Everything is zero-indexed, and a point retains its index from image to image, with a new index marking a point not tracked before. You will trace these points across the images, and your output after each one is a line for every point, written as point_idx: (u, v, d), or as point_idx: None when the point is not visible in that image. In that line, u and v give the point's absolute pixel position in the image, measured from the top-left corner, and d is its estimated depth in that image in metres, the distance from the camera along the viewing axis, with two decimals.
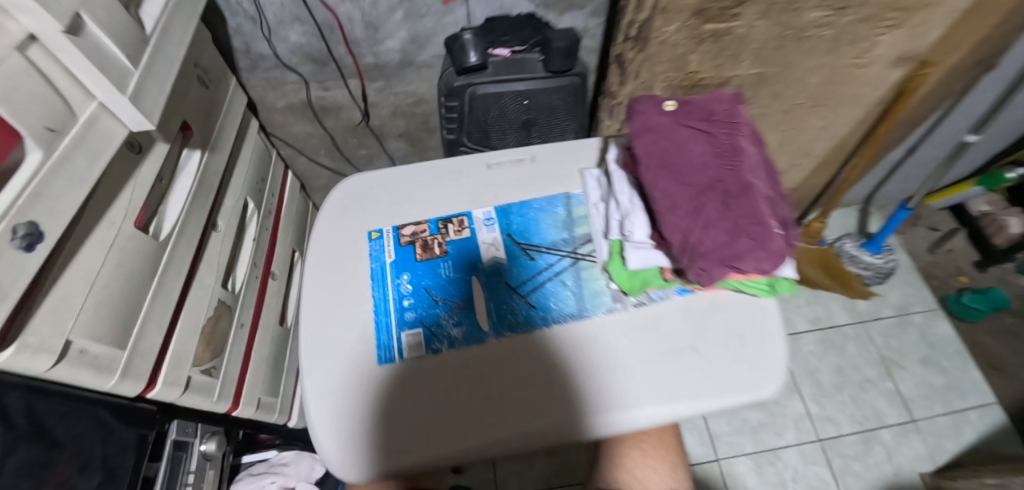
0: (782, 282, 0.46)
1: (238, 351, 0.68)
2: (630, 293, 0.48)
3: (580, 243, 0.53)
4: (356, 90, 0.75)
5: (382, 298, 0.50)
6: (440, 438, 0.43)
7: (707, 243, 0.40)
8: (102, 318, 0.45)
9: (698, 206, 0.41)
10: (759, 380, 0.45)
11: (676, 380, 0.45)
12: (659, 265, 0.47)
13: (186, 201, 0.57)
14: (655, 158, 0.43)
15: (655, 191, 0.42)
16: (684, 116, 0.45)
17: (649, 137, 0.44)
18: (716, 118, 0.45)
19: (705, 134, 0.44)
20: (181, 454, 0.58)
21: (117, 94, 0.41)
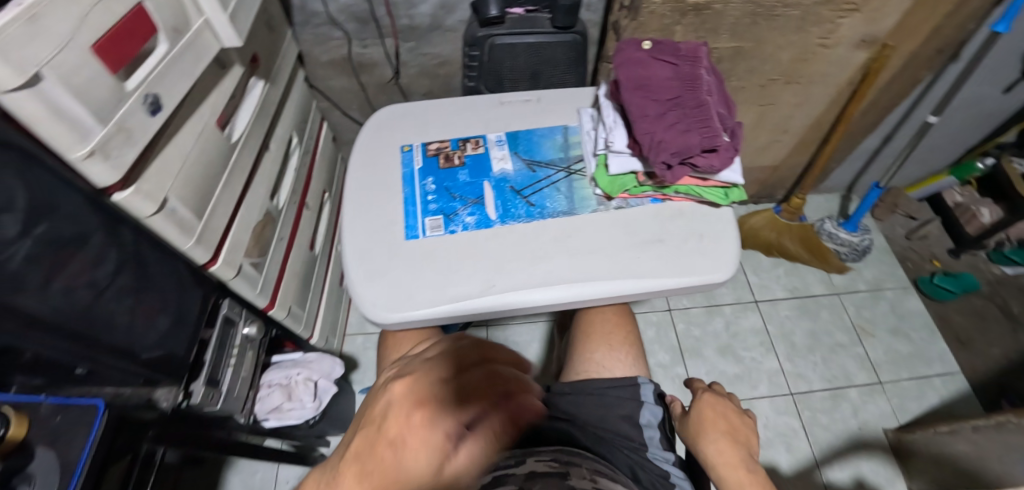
0: (734, 190, 0.58)
1: (278, 258, 0.79)
2: (611, 194, 0.59)
3: (574, 162, 0.64)
4: (391, 49, 0.88)
5: (411, 193, 0.61)
6: (450, 293, 0.53)
7: (669, 143, 0.52)
8: (187, 189, 0.56)
9: (665, 117, 0.53)
10: (712, 267, 0.55)
11: (642, 263, 0.55)
12: (634, 170, 0.58)
13: (251, 117, 0.69)
14: (632, 82, 0.56)
15: (631, 106, 0.54)
16: (657, 52, 0.57)
17: (629, 67, 0.56)
18: (682, 54, 0.57)
19: (672, 66, 0.56)
20: (228, 330, 0.68)
21: (220, 12, 0.55)
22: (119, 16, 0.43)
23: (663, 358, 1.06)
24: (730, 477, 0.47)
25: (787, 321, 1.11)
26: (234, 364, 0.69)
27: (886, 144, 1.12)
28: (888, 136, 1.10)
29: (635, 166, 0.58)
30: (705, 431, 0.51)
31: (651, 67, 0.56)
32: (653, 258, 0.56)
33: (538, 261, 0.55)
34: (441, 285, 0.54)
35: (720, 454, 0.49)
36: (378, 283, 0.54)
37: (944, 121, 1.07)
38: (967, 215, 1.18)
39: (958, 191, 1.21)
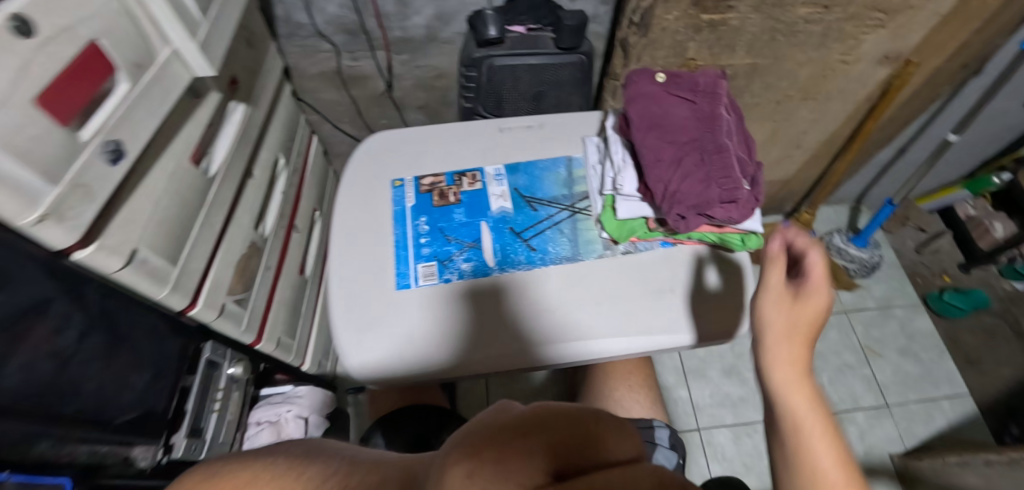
0: (752, 236, 0.53)
1: (264, 289, 0.75)
2: (619, 240, 0.55)
3: (579, 199, 0.59)
4: (383, 61, 0.82)
5: (402, 235, 0.57)
6: (449, 349, 0.49)
7: (685, 192, 0.49)
8: (159, 236, 0.51)
9: (679, 160, 0.50)
10: (728, 320, 0.52)
11: (654, 315, 0.51)
12: (645, 216, 0.54)
13: (230, 146, 0.64)
14: (644, 122, 0.52)
15: (643, 149, 0.51)
16: (673, 86, 0.53)
17: (642, 104, 0.52)
18: (700, 91, 0.53)
19: (689, 103, 0.52)
20: (212, 372, 0.64)
21: (189, 41, 0.49)
22: (67, 60, 0.38)
23: (667, 380, 1.03)
24: (789, 372, 0.39)
25: None
26: (218, 408, 0.65)
27: (899, 157, 1.08)
28: (903, 149, 1.06)
29: (645, 212, 0.54)
30: (788, 322, 0.41)
31: (666, 105, 0.52)
32: (664, 308, 0.52)
33: (542, 314, 0.51)
34: (440, 342, 0.50)
35: (784, 356, 0.40)
36: (369, 342, 0.50)
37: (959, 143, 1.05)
38: (979, 229, 1.13)
39: (971, 204, 1.16)
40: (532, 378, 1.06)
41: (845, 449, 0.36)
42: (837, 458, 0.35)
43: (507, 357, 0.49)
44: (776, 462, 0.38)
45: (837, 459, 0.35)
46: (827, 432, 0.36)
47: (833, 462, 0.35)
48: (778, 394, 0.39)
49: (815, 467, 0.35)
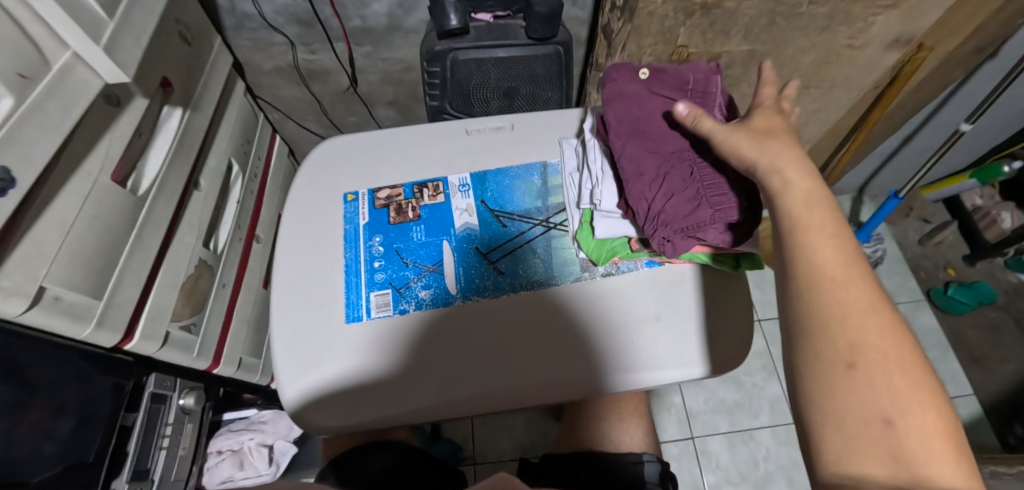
0: (748, 256, 0.47)
1: (219, 310, 0.68)
2: (599, 262, 0.49)
3: (553, 213, 0.53)
4: (343, 54, 0.75)
5: (354, 258, 0.50)
6: (406, 390, 0.44)
7: (670, 214, 0.44)
8: (76, 269, 0.45)
9: (663, 175, 0.45)
10: (719, 357, 0.46)
11: (637, 350, 0.45)
12: (627, 235, 0.48)
13: (166, 157, 0.57)
14: (624, 129, 0.46)
15: (623, 162, 0.46)
16: (657, 85, 0.47)
17: (622, 107, 0.47)
18: (688, 88, 0.46)
19: (675, 106, 0.46)
20: (158, 406, 0.59)
21: (91, 44, 0.41)
22: None
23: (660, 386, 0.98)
24: (785, 183, 0.38)
25: None
26: (167, 445, 0.60)
27: (904, 145, 1.02)
28: (909, 137, 0.99)
29: (627, 230, 0.48)
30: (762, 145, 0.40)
31: (650, 108, 0.46)
32: (647, 342, 0.46)
33: (511, 353, 0.45)
34: (395, 386, 0.44)
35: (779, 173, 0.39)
36: (317, 387, 0.44)
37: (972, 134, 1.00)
38: (986, 220, 1.08)
39: (979, 193, 1.11)
40: None
41: (849, 254, 0.36)
42: (841, 252, 0.35)
43: (473, 403, 0.44)
44: (781, 266, 0.38)
45: (839, 250, 0.35)
46: (831, 230, 0.36)
47: (835, 260, 0.35)
48: (781, 199, 0.38)
49: (818, 264, 0.35)
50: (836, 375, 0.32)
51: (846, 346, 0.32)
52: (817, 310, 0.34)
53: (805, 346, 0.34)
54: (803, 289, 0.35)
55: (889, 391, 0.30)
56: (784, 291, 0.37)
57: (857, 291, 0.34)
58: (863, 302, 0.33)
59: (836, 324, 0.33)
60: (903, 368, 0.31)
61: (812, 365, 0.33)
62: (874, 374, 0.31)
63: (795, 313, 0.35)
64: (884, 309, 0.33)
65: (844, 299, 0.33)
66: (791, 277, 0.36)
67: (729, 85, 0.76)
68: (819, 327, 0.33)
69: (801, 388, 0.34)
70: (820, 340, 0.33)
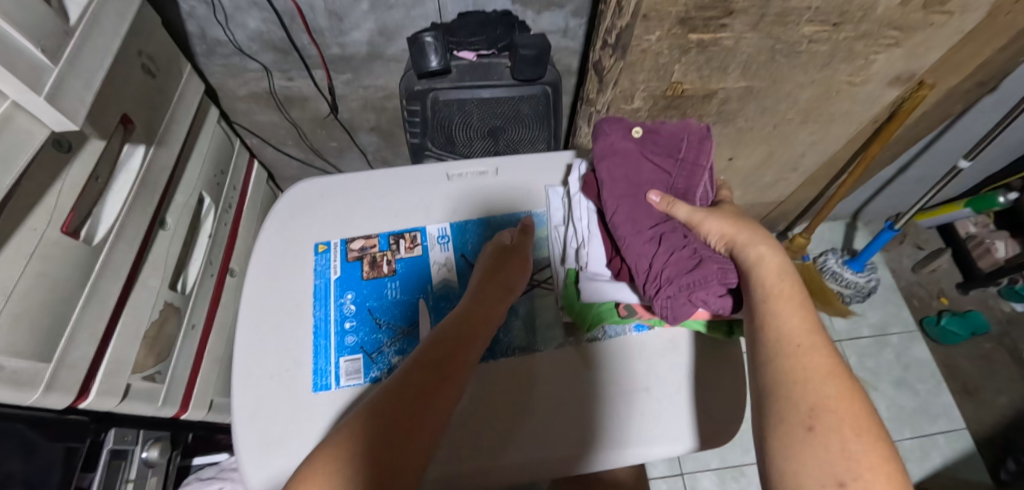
0: (740, 324, 0.45)
1: (188, 353, 0.65)
2: (585, 329, 0.47)
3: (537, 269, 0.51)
4: (322, 81, 0.71)
5: (323, 318, 0.47)
6: None
7: (671, 274, 0.41)
8: (22, 333, 0.42)
9: (659, 236, 0.43)
10: (706, 432, 0.44)
11: (619, 423, 0.44)
12: (614, 300, 0.46)
13: (126, 200, 0.54)
14: (619, 188, 0.45)
15: (618, 222, 0.44)
16: (649, 147, 0.46)
17: (616, 164, 0.45)
18: (681, 153, 0.45)
19: (666, 171, 0.46)
20: (119, 462, 0.56)
21: (31, 94, 0.37)
22: None
23: None
24: (758, 257, 0.38)
25: None
26: None
27: (900, 174, 1.00)
28: (904, 167, 0.98)
29: (612, 296, 0.46)
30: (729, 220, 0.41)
31: (643, 169, 0.45)
32: (630, 413, 0.44)
33: (487, 426, 0.43)
34: None
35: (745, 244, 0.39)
36: (283, 466, 0.40)
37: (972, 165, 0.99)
38: (981, 249, 1.07)
39: (972, 222, 1.10)
40: None
41: (814, 317, 0.35)
42: (805, 319, 0.34)
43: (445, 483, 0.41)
44: (748, 332, 0.37)
45: (804, 318, 0.35)
46: (794, 299, 0.35)
47: (798, 323, 0.34)
48: (752, 274, 0.38)
49: (782, 330, 0.34)
50: (796, 436, 0.30)
51: (806, 409, 0.30)
52: (780, 375, 0.33)
53: (769, 410, 0.32)
54: (767, 354, 0.34)
55: (843, 456, 0.28)
56: (750, 357, 0.36)
57: (819, 359, 0.32)
58: (825, 368, 0.32)
59: (799, 389, 0.31)
60: (859, 432, 0.29)
61: (772, 428, 0.31)
62: (830, 437, 0.29)
63: (760, 378, 0.34)
64: (846, 376, 0.32)
65: (808, 366, 0.32)
66: (759, 344, 0.35)
67: (725, 120, 0.73)
68: (782, 390, 0.32)
69: (765, 455, 0.31)
70: (782, 402, 0.31)
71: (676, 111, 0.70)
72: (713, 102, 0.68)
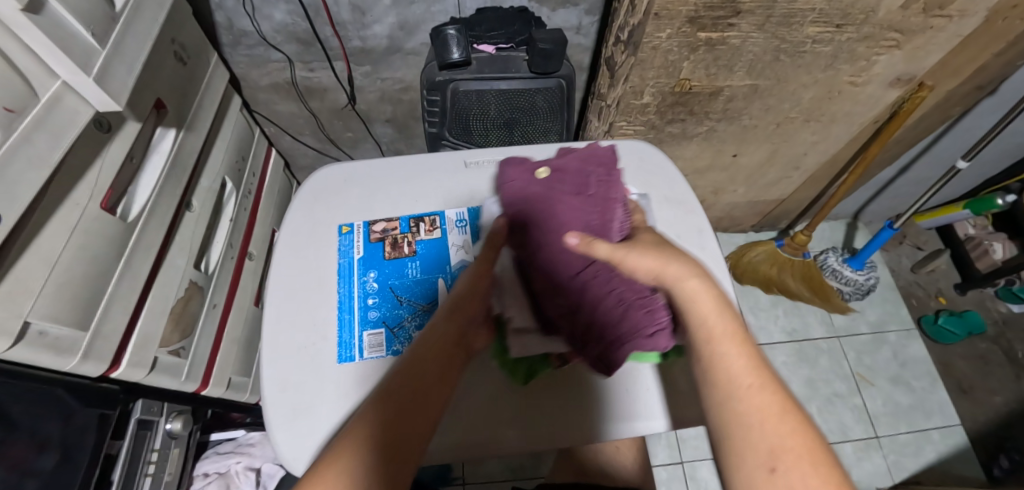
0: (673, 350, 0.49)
1: (210, 330, 0.67)
2: (520, 384, 0.48)
3: None
4: (343, 72, 0.74)
5: (348, 295, 0.50)
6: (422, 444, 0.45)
7: (600, 324, 0.45)
8: (63, 301, 0.44)
9: (584, 285, 0.46)
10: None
11: (620, 400, 0.48)
12: (546, 351, 0.49)
13: (158, 180, 0.56)
14: (538, 239, 0.48)
15: (540, 272, 0.48)
16: (556, 186, 0.48)
17: (530, 213, 0.49)
18: (591, 188, 0.48)
19: (580, 209, 0.47)
20: (145, 432, 0.58)
21: (81, 75, 0.40)
22: None
23: None
24: (692, 292, 0.35)
25: (784, 367, 1.06)
26: (152, 471, 0.59)
27: (901, 174, 1.02)
28: (904, 168, 1.00)
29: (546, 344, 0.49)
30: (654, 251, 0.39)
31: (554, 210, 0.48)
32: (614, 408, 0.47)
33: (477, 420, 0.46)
34: None
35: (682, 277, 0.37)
36: (312, 433, 0.43)
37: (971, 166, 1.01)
38: (979, 250, 1.09)
39: (971, 223, 1.12)
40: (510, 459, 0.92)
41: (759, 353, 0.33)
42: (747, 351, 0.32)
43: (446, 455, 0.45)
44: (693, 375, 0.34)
45: (749, 357, 0.32)
46: (734, 329, 0.33)
47: (745, 360, 0.32)
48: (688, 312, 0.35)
49: (727, 371, 0.31)
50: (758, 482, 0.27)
51: (766, 450, 0.28)
52: (733, 423, 0.30)
53: (727, 455, 0.29)
54: (715, 400, 0.31)
55: None
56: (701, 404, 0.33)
57: (769, 395, 0.30)
58: (777, 405, 0.29)
59: (755, 433, 0.29)
60: (817, 465, 0.27)
61: (733, 473, 0.28)
62: (794, 480, 0.26)
63: (713, 425, 0.31)
64: (795, 407, 0.30)
65: (760, 407, 0.29)
66: (706, 386, 0.32)
67: (730, 117, 0.75)
68: (738, 435, 0.29)
69: None
70: (739, 448, 0.29)
71: (684, 108, 0.72)
72: (719, 99, 0.71)
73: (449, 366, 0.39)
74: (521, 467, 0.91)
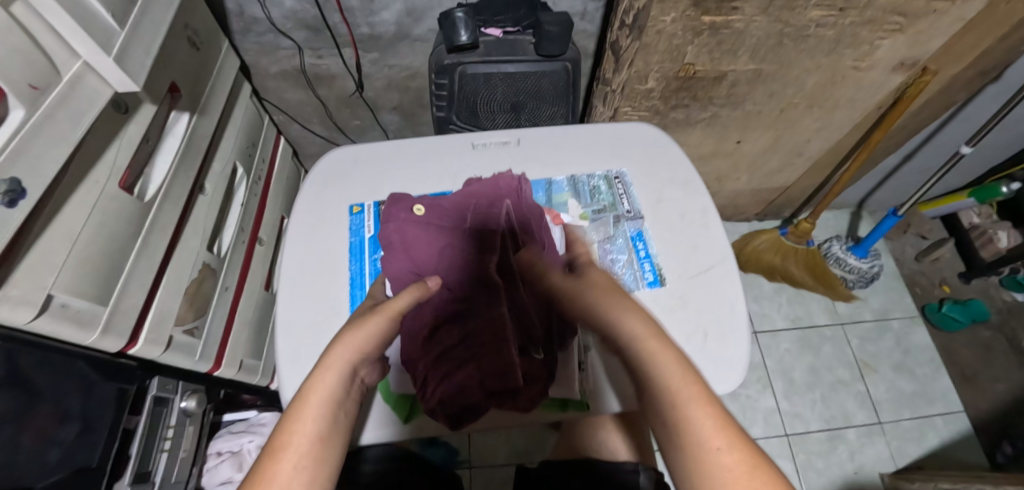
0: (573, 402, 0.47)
1: (222, 312, 0.69)
2: (405, 421, 0.46)
3: (592, 205, 0.56)
4: (351, 59, 0.75)
5: (359, 272, 0.51)
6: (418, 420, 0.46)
7: (453, 370, 0.44)
8: (83, 276, 0.45)
9: (444, 327, 0.45)
10: (735, 369, 0.46)
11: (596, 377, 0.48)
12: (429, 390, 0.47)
13: (172, 163, 0.57)
14: (405, 278, 0.47)
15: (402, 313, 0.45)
16: (434, 222, 0.49)
17: (401, 253, 0.47)
18: (468, 222, 0.49)
19: (455, 243, 0.48)
20: (161, 409, 0.60)
21: (102, 55, 0.41)
22: None
23: None
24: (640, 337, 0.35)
25: (787, 354, 1.07)
26: (169, 447, 0.61)
27: (905, 162, 1.03)
28: (909, 155, 1.00)
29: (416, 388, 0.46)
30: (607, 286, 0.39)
31: (432, 249, 0.48)
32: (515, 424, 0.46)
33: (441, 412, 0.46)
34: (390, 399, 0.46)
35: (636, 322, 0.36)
36: None
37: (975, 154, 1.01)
38: (983, 239, 1.09)
39: (976, 212, 1.12)
40: (515, 443, 0.93)
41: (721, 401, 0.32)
42: (720, 416, 0.31)
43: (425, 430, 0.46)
44: (658, 438, 0.33)
45: (713, 410, 0.31)
46: (702, 389, 0.32)
47: (711, 412, 0.31)
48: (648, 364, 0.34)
49: (694, 428, 0.31)
50: None
51: None
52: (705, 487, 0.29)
53: None
54: (683, 461, 0.30)
55: None
56: (673, 470, 0.31)
57: (737, 451, 0.30)
58: (746, 463, 0.29)
59: None
60: None
61: None
62: None
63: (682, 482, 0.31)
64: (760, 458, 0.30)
65: (728, 465, 0.29)
66: (671, 442, 0.31)
67: (733, 103, 0.76)
68: None
69: None
70: None
71: (688, 93, 0.73)
72: (723, 84, 0.71)
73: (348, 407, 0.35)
74: (526, 451, 0.91)
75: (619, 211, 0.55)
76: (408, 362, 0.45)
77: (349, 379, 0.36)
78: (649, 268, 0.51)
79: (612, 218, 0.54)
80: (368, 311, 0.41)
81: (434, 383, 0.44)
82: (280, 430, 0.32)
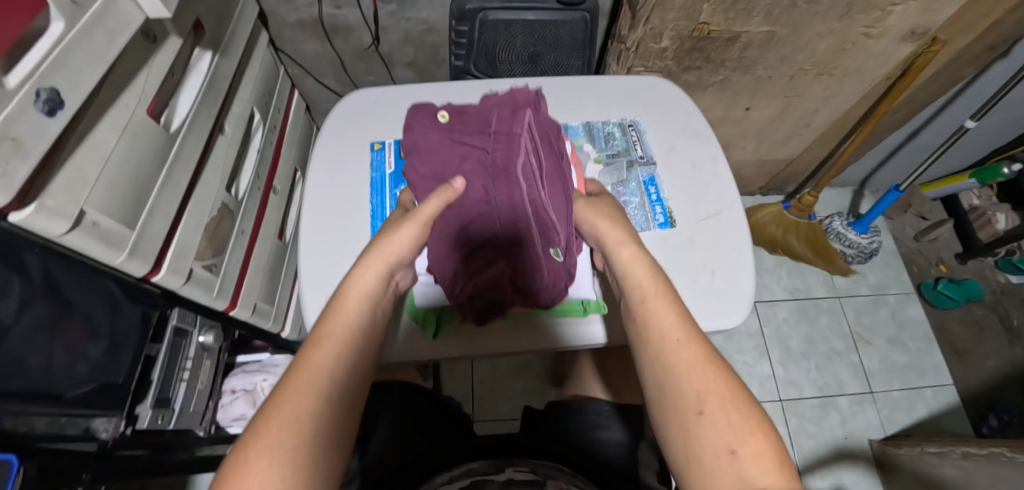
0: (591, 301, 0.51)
1: (238, 254, 0.70)
2: (431, 337, 0.49)
3: (607, 150, 0.57)
4: (368, 10, 0.75)
5: (379, 205, 0.53)
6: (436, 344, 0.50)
7: (481, 269, 0.47)
8: (111, 198, 0.46)
9: (471, 233, 0.46)
10: (739, 305, 0.49)
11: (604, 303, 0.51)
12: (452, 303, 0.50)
13: (196, 99, 0.59)
14: (429, 184, 0.47)
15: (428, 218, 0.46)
16: (456, 128, 0.46)
17: (424, 158, 0.47)
18: (490, 128, 0.45)
19: (480, 148, 0.45)
20: (181, 340, 0.62)
21: None
22: None
23: None
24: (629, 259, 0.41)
25: (785, 324, 1.09)
26: (187, 378, 0.64)
27: (910, 140, 1.04)
28: (914, 132, 1.02)
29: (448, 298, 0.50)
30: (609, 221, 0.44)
31: (456, 155, 0.46)
32: (532, 343, 0.50)
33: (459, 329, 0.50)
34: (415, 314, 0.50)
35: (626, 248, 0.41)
36: None
37: (978, 133, 1.02)
38: (982, 220, 1.11)
39: (976, 193, 1.14)
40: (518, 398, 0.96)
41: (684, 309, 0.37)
42: (682, 319, 0.36)
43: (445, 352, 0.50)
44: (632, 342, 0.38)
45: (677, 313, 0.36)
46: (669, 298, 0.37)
47: (674, 317, 0.36)
48: (629, 276, 0.40)
49: (658, 327, 0.36)
50: (689, 419, 0.32)
51: (694, 395, 0.32)
52: (665, 371, 0.34)
53: (656, 394, 0.34)
54: (650, 355, 0.35)
55: (731, 428, 0.31)
56: (640, 366, 0.36)
57: (693, 347, 0.34)
58: (701, 355, 0.34)
59: (684, 379, 0.33)
60: (739, 405, 0.31)
61: (666, 413, 0.33)
62: (719, 418, 0.31)
63: (643, 373, 0.36)
64: (714, 354, 0.34)
65: (686, 357, 0.34)
66: (639, 339, 0.37)
67: (744, 67, 0.77)
68: (671, 380, 0.33)
69: (666, 434, 0.33)
70: (672, 391, 0.33)
71: (701, 54, 0.74)
72: (736, 46, 0.72)
73: (382, 314, 0.39)
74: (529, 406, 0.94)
75: (633, 157, 0.57)
76: (434, 264, 0.47)
77: (383, 285, 0.39)
78: (660, 210, 0.53)
79: (625, 163, 0.56)
80: (399, 219, 0.43)
81: (462, 278, 0.47)
82: (324, 321, 0.36)
